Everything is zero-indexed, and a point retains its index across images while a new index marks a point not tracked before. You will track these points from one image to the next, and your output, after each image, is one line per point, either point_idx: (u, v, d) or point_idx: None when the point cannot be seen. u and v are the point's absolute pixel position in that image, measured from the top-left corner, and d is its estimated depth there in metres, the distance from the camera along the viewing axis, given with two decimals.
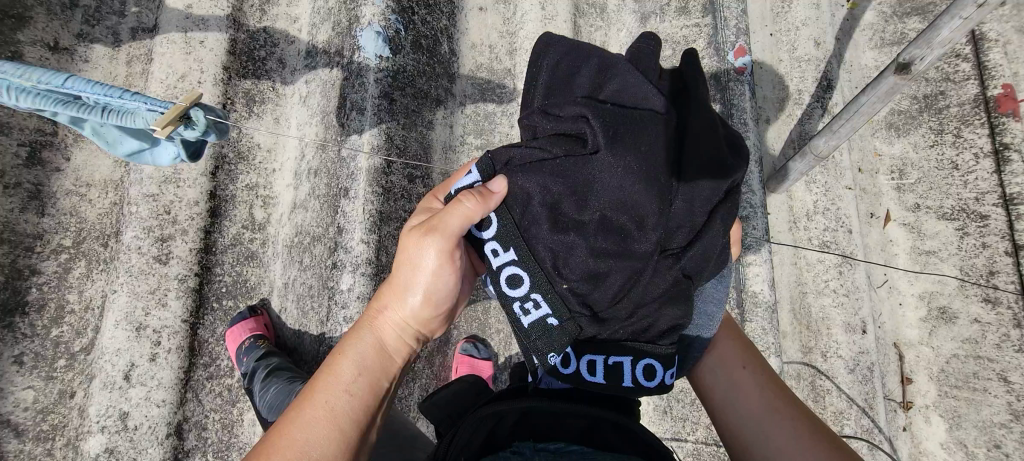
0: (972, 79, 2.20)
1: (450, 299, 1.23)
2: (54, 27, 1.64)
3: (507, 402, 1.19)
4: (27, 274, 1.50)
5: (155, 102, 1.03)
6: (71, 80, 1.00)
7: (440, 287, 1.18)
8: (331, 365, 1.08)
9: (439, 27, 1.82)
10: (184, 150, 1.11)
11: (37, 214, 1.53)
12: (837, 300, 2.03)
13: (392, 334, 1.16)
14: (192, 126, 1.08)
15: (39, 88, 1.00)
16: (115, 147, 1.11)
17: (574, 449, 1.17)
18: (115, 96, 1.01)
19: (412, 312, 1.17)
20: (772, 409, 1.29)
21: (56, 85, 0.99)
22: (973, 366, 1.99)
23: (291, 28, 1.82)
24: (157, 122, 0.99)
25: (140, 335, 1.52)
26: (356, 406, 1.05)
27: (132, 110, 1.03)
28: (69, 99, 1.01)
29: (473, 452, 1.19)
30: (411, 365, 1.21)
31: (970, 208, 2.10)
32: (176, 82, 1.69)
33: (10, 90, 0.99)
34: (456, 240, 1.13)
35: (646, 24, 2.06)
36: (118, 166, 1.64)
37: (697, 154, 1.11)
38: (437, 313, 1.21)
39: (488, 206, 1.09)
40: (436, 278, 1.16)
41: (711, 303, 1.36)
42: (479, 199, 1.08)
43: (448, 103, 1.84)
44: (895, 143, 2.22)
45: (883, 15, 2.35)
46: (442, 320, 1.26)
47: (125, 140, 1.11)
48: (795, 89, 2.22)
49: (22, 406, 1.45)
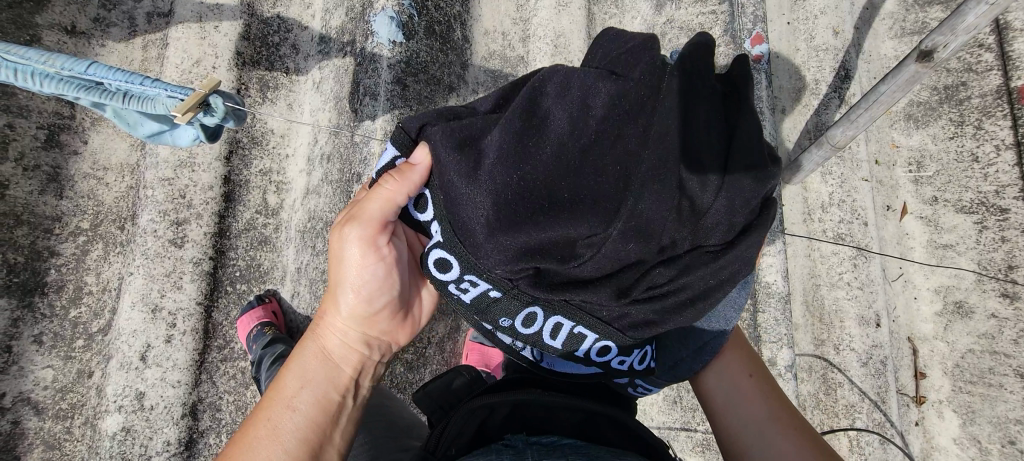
0: (994, 70, 2.15)
1: (389, 290, 1.25)
2: (71, 11, 1.64)
3: (500, 394, 1.21)
4: (46, 255, 1.52)
5: (176, 89, 1.03)
6: (93, 67, 1.00)
7: (371, 276, 1.21)
8: (277, 382, 1.15)
9: (452, 13, 1.81)
10: (203, 134, 1.12)
11: (55, 196, 1.55)
12: (851, 293, 1.99)
13: (334, 340, 1.22)
14: (212, 112, 1.09)
15: (63, 74, 1.00)
16: (136, 129, 1.11)
17: (567, 442, 1.18)
18: (136, 83, 1.01)
19: (347, 310, 1.22)
20: (773, 418, 1.31)
21: (79, 72, 0.99)
22: (989, 361, 1.96)
23: (304, 14, 1.82)
24: (178, 108, 1.00)
25: (156, 317, 1.54)
26: (300, 417, 1.10)
27: (153, 97, 1.04)
28: (90, 85, 1.01)
29: (464, 444, 1.21)
30: (364, 369, 1.24)
31: (989, 201, 2.05)
32: (191, 67, 1.69)
33: (33, 76, 0.99)
34: (377, 224, 1.17)
35: (661, 12, 2.03)
36: (135, 150, 1.65)
37: (736, 152, 0.96)
38: (376, 303, 1.24)
39: (405, 185, 1.11)
40: (365, 267, 1.20)
41: (730, 308, 1.28)
42: (394, 179, 1.11)
43: (461, 90, 1.83)
44: (914, 134, 2.19)
45: (904, 4, 2.33)
46: (387, 316, 1.28)
47: (145, 123, 1.11)
48: (812, 79, 2.18)
49: (42, 385, 1.48)
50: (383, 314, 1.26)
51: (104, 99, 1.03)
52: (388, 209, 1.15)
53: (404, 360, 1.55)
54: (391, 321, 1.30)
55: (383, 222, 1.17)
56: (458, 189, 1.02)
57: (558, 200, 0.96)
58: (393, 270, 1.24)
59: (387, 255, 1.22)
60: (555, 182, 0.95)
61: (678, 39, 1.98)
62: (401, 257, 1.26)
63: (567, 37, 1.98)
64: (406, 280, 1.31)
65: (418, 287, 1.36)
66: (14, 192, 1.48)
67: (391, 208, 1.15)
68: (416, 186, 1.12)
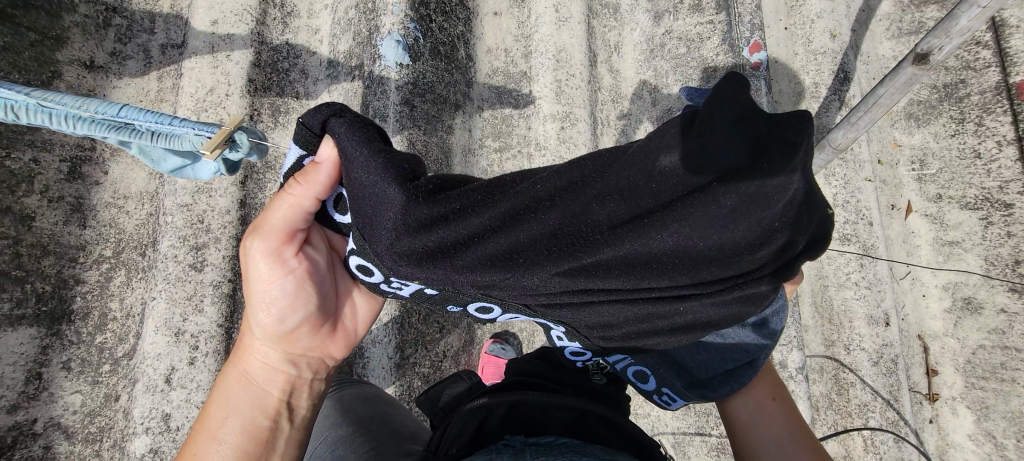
0: (993, 66, 2.16)
1: (306, 304, 1.24)
2: (89, 46, 1.70)
3: (499, 395, 1.25)
4: (72, 284, 1.57)
5: (203, 127, 1.08)
6: (125, 109, 1.05)
7: (280, 290, 1.21)
8: (206, 411, 1.24)
9: (455, 33, 1.86)
10: (226, 168, 1.16)
11: (79, 226, 1.60)
12: (859, 293, 2.01)
13: (257, 364, 1.27)
14: (237, 148, 1.13)
15: (95, 117, 1.05)
16: (160, 165, 1.16)
17: (563, 442, 1.22)
18: (166, 123, 1.05)
19: (265, 332, 1.25)
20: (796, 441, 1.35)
21: (112, 114, 1.04)
22: (1001, 356, 1.97)
23: (312, 39, 1.92)
24: (206, 146, 1.05)
25: (179, 340, 1.59)
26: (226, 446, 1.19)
27: (181, 135, 1.08)
28: (120, 125, 1.06)
29: (464, 445, 1.24)
30: (292, 388, 1.30)
31: (993, 197, 2.07)
32: (205, 95, 1.74)
33: (67, 118, 1.04)
34: (282, 232, 1.18)
35: (659, 23, 2.09)
36: (154, 178, 1.72)
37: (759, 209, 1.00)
38: (290, 318, 1.24)
39: (307, 189, 1.12)
40: (273, 279, 1.20)
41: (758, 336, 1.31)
42: (298, 183, 1.12)
43: (466, 108, 1.88)
44: (916, 133, 2.21)
45: (900, 4, 2.36)
46: (307, 331, 1.28)
47: (168, 158, 1.16)
48: (812, 82, 2.21)
49: (70, 409, 1.52)
50: (302, 329, 1.27)
51: (134, 138, 1.08)
52: (290, 215, 1.16)
53: (421, 374, 1.57)
54: (315, 337, 1.30)
55: (288, 231, 1.18)
56: (363, 182, 1.01)
57: (508, 223, 0.98)
58: (307, 283, 1.23)
59: (299, 267, 1.21)
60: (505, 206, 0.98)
61: (677, 49, 2.03)
62: (317, 268, 1.25)
63: (568, 51, 2.01)
64: (330, 289, 1.30)
65: (348, 297, 1.34)
66: (40, 223, 1.51)
67: (294, 215, 1.16)
68: (319, 184, 1.12)
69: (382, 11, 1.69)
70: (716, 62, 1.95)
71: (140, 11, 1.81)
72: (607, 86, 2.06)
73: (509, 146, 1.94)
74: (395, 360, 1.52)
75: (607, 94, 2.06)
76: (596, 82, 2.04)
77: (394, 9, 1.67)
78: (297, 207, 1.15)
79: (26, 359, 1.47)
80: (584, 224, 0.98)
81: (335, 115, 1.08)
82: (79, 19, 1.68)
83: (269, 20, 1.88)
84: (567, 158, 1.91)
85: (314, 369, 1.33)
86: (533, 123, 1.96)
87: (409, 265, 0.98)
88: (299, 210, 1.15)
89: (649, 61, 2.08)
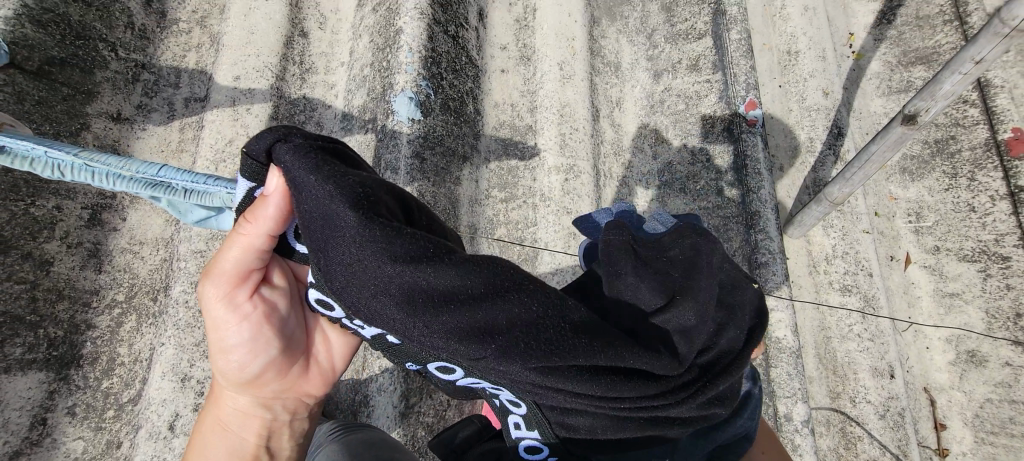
0: (981, 124, 2.26)
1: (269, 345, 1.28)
2: (117, 99, 1.79)
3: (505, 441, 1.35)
4: (83, 328, 1.59)
5: (234, 186, 1.18)
6: (164, 169, 1.16)
7: (239, 337, 1.24)
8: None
9: (464, 89, 1.96)
10: None
11: (94, 270, 1.64)
12: (862, 344, 2.02)
13: (229, 412, 1.31)
14: None
15: (135, 176, 1.15)
16: (185, 216, 1.21)
17: None
18: (199, 182, 1.16)
19: (231, 378, 1.28)
20: None
21: (150, 175, 1.14)
22: (1009, 410, 1.96)
23: (328, 94, 2.02)
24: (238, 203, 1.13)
25: (185, 386, 1.60)
26: None
27: (213, 193, 1.19)
28: (157, 183, 1.16)
29: None
30: (266, 431, 1.35)
31: (990, 249, 2.11)
32: (224, 146, 1.82)
33: (109, 177, 1.14)
34: (236, 277, 1.21)
35: (659, 81, 2.20)
36: (170, 225, 1.77)
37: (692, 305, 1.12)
38: (253, 360, 1.27)
39: (255, 226, 1.13)
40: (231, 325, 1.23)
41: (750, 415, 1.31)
42: (248, 224, 1.13)
43: (474, 159, 1.96)
44: (910, 187, 2.27)
45: (888, 64, 2.48)
46: (273, 371, 1.31)
47: (195, 210, 1.22)
48: (807, 137, 2.30)
49: (71, 456, 1.52)
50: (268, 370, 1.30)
51: (167, 195, 1.16)
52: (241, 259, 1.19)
53: (425, 423, 1.56)
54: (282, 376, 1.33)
55: (242, 274, 1.21)
56: (313, 213, 0.99)
57: (466, 302, 0.98)
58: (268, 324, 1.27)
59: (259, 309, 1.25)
60: (463, 289, 0.99)
61: (676, 105, 2.12)
62: (275, 309, 1.29)
63: (571, 106, 2.10)
64: (292, 329, 1.34)
65: (311, 334, 1.38)
66: (58, 268, 1.55)
67: (247, 259, 1.19)
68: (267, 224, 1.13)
69: (396, 69, 1.79)
70: (714, 118, 2.03)
71: (168, 68, 1.92)
72: (609, 139, 2.14)
73: (515, 196, 2.00)
74: (399, 409, 1.51)
75: (609, 147, 2.13)
76: (599, 135, 2.12)
77: (408, 69, 1.78)
78: (249, 250, 1.18)
79: (33, 404, 1.47)
80: (544, 315, 1.00)
81: (279, 138, 1.05)
82: (110, 75, 1.78)
83: (289, 77, 1.99)
84: (570, 208, 1.96)
85: (288, 406, 1.37)
86: (539, 174, 2.02)
87: (365, 302, 0.98)
88: (251, 254, 1.19)
89: (649, 116, 2.17)
